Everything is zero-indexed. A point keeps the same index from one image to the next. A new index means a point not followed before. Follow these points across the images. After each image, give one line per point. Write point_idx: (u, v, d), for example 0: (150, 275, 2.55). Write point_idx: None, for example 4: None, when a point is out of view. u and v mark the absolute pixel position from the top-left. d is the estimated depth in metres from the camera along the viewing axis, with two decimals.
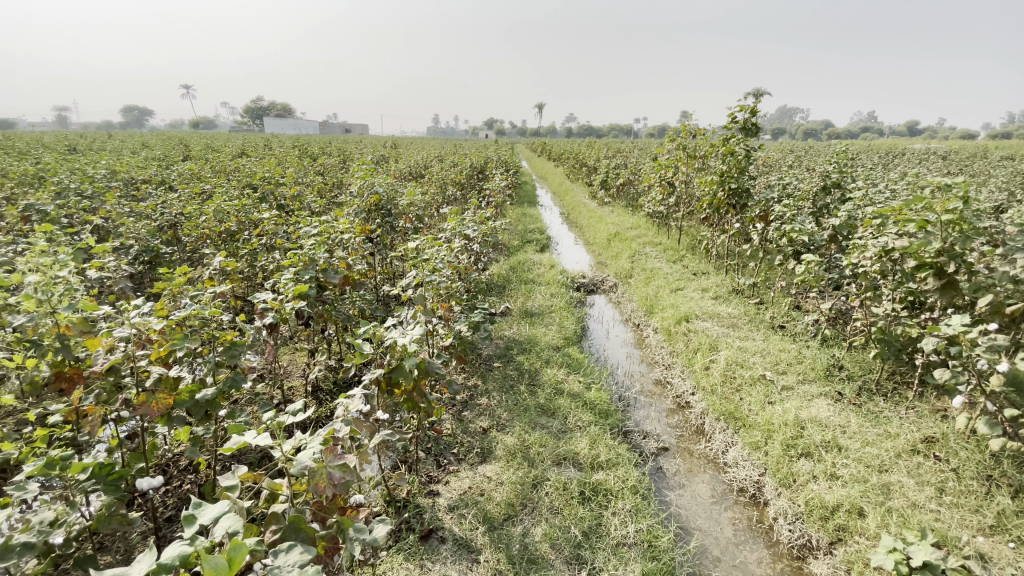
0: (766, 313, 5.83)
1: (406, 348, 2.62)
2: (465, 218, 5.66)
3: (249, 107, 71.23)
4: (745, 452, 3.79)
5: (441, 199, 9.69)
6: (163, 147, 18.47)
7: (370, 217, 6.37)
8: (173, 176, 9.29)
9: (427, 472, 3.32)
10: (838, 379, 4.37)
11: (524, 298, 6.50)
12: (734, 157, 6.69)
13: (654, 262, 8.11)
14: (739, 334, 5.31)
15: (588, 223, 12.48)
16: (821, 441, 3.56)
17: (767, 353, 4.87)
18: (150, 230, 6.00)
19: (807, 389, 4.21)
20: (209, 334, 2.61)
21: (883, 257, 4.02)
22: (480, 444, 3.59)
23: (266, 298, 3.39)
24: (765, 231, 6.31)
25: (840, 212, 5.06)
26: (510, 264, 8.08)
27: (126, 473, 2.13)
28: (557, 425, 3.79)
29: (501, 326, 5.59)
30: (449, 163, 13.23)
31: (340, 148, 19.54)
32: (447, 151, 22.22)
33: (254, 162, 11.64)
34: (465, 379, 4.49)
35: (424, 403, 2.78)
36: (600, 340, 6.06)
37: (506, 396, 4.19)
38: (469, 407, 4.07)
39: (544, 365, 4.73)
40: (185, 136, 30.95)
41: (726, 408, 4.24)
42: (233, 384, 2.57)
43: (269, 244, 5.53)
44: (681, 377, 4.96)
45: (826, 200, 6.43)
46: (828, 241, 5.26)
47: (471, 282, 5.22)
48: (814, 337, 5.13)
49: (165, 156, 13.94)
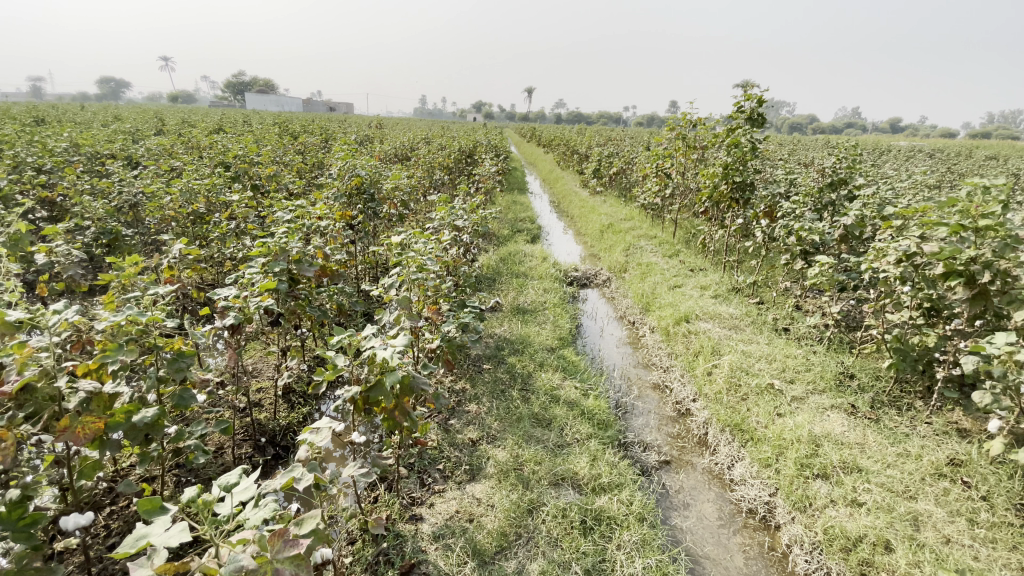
0: (768, 314, 5.57)
1: (387, 362, 2.25)
2: (454, 207, 5.25)
3: (229, 81, 68.89)
4: (754, 469, 3.52)
5: (427, 184, 9.23)
6: (134, 119, 17.54)
7: (351, 201, 5.93)
8: (141, 151, 8.66)
9: (410, 493, 2.97)
10: (849, 390, 4.12)
11: (514, 293, 6.15)
12: (739, 149, 6.36)
13: (650, 256, 7.81)
14: (742, 336, 5.05)
15: (580, 213, 12.12)
16: (839, 462, 3.31)
17: (772, 359, 4.60)
18: (109, 210, 5.49)
19: (819, 401, 3.96)
20: (151, 342, 2.17)
21: (905, 261, 3.75)
22: (468, 460, 3.24)
23: (228, 293, 2.98)
24: (769, 227, 6.03)
25: (853, 211, 4.78)
26: (500, 255, 7.71)
27: (44, 515, 1.74)
28: (554, 439, 3.47)
29: (491, 323, 5.24)
30: (437, 145, 12.72)
31: (324, 128, 18.81)
32: (435, 133, 21.58)
33: (229, 139, 11.00)
34: (453, 382, 4.14)
35: (408, 423, 2.42)
36: (594, 339, 5.75)
37: (497, 403, 3.87)
38: (456, 415, 3.73)
39: (537, 369, 4.40)
40: (159, 108, 29.62)
41: (731, 419, 3.97)
42: (180, 402, 2.20)
43: (240, 229, 5.07)
44: (681, 382, 4.67)
45: (831, 197, 6.16)
46: (839, 240, 4.99)
47: (460, 276, 4.84)
48: (821, 342, 4.87)
49: (137, 131, 13.20)
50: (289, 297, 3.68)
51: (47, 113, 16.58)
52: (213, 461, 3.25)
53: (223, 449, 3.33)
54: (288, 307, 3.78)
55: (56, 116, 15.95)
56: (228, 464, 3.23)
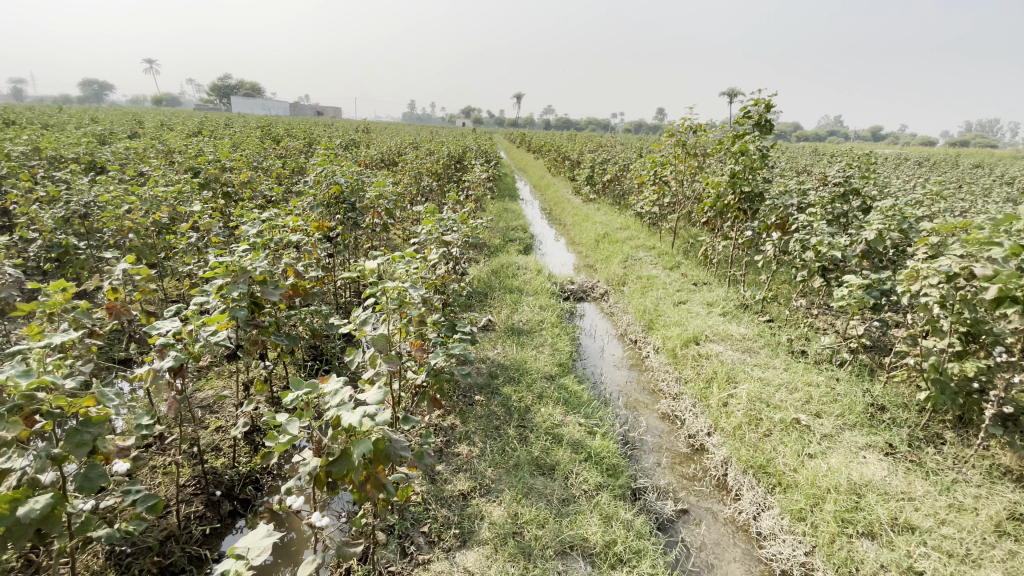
0: (781, 334, 5.16)
1: (358, 428, 1.78)
2: (443, 219, 4.78)
3: (214, 85, 67.84)
4: (785, 521, 3.08)
5: (415, 191, 8.75)
6: (109, 121, 16.74)
7: (329, 211, 5.43)
8: (106, 155, 8.05)
9: (387, 565, 2.49)
10: (881, 426, 3.72)
11: (508, 311, 5.67)
12: (747, 157, 5.94)
13: (649, 269, 7.39)
14: (758, 360, 4.62)
15: (573, 221, 11.71)
16: (888, 519, 2.90)
17: (793, 387, 4.18)
18: (58, 221, 4.94)
19: (851, 439, 3.55)
20: (46, 408, 1.66)
21: (947, 283, 3.38)
22: (459, 519, 2.76)
23: (170, 326, 2.50)
24: (781, 240, 5.64)
25: (876, 225, 4.41)
26: (491, 267, 7.25)
27: None
28: (559, 492, 3.00)
29: (483, 346, 4.77)
30: (426, 150, 12.22)
31: (309, 132, 18.20)
32: (422, 138, 21.11)
33: (204, 142, 10.42)
34: (441, 418, 3.67)
35: (383, 495, 1.97)
36: (594, 361, 5.30)
37: (491, 445, 3.40)
38: (445, 460, 3.26)
39: (537, 402, 3.92)
40: (138, 111, 28.64)
41: (755, 459, 3.54)
42: (85, 483, 1.71)
43: (203, 243, 4.55)
44: (692, 413, 4.24)
45: (844, 209, 5.81)
46: (861, 256, 4.60)
47: (449, 294, 4.37)
48: (842, 368, 4.48)
49: (110, 134, 12.53)
50: (248, 325, 3.19)
51: (16, 115, 15.83)
52: (155, 523, 2.74)
53: (170, 507, 2.84)
54: (250, 336, 3.28)
55: (24, 117, 15.27)
56: (173, 528, 2.73)
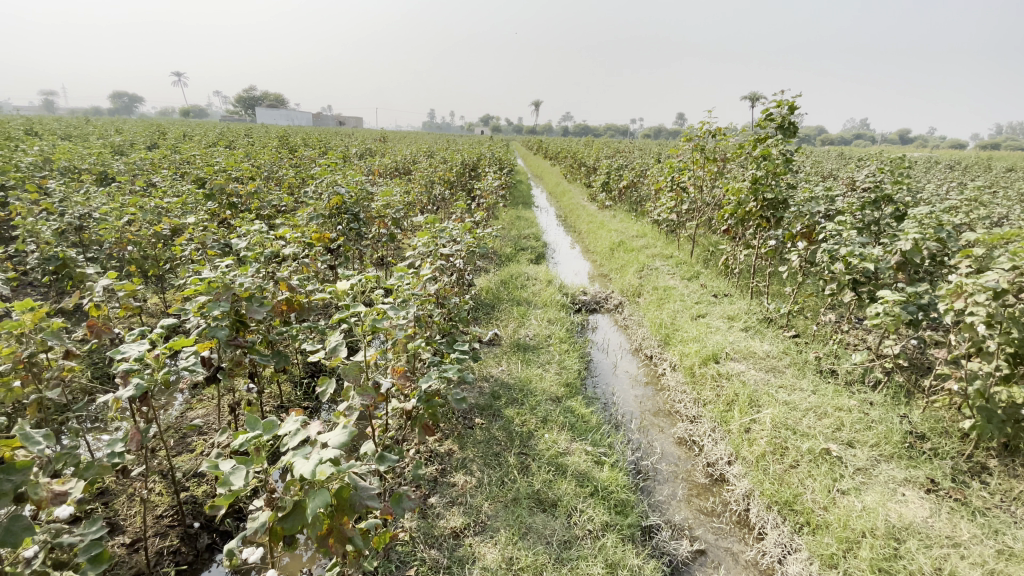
0: (809, 351, 4.79)
1: (313, 480, 1.55)
2: (445, 230, 4.55)
3: (239, 97, 69.55)
4: (814, 568, 2.75)
5: (425, 200, 8.59)
6: (133, 132, 17.10)
7: (331, 222, 5.27)
8: (120, 166, 8.09)
9: None
10: (922, 457, 3.36)
11: (514, 325, 5.42)
12: (769, 162, 5.59)
13: (666, 279, 7.07)
14: (783, 381, 4.27)
15: (589, 229, 11.41)
16: (933, 570, 2.54)
17: (822, 412, 3.83)
18: (59, 234, 4.88)
19: (888, 473, 3.19)
20: None
21: (996, 301, 3.02)
22: (448, 563, 2.51)
23: (136, 350, 2.28)
24: (806, 250, 5.27)
25: (912, 235, 4.04)
26: (500, 278, 7.01)
27: None
28: (558, 533, 2.73)
29: (486, 363, 4.52)
30: (439, 158, 12.10)
31: (325, 141, 18.30)
32: (438, 146, 21.09)
33: (217, 152, 10.45)
34: (437, 444, 3.43)
35: (349, 551, 1.73)
36: (606, 378, 5.01)
37: (489, 475, 3.15)
38: (438, 492, 3.01)
39: (541, 427, 3.65)
40: (165, 122, 29.37)
41: (780, 494, 3.21)
42: (7, 538, 1.52)
43: (198, 257, 4.41)
44: (711, 439, 3.92)
45: (875, 216, 5.42)
46: (896, 268, 4.23)
47: (450, 309, 4.14)
48: (876, 390, 4.10)
49: (130, 145, 12.70)
50: (229, 345, 3.00)
51: (43, 128, 16.26)
52: (124, 560, 2.56)
53: (141, 542, 2.65)
54: (232, 356, 3.09)
55: (49, 129, 15.68)
56: (142, 566, 2.54)
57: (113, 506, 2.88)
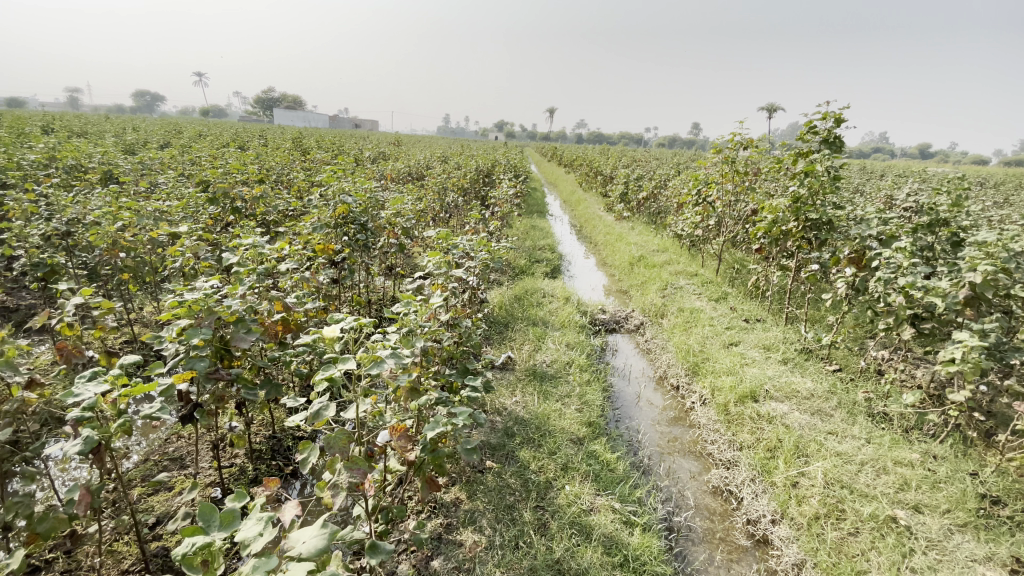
0: (857, 390, 4.32)
1: None
2: (458, 246, 4.16)
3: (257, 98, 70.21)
4: None
5: (438, 207, 8.22)
6: (147, 129, 16.97)
7: (336, 232, 4.89)
8: (126, 164, 7.80)
9: None
10: (1005, 529, 2.88)
11: (530, 348, 5.01)
12: (814, 179, 5.12)
13: (692, 300, 6.62)
14: (832, 427, 3.81)
15: (606, 241, 10.97)
16: None
17: (880, 467, 3.37)
18: (50, 239, 4.57)
19: (969, 550, 2.72)
20: None
21: None
22: None
23: (92, 394, 1.87)
24: (853, 277, 4.81)
25: (984, 267, 3.57)
26: (515, 293, 6.60)
27: None
28: None
29: (500, 393, 4.12)
30: (454, 164, 11.75)
31: (339, 143, 18.04)
32: (453, 151, 20.76)
33: (229, 153, 10.17)
34: (444, 492, 3.04)
35: None
36: (629, 412, 4.55)
37: (501, 535, 2.73)
38: (443, 554, 2.61)
39: (560, 476, 3.23)
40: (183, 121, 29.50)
41: (841, 570, 2.75)
42: None
43: (190, 270, 4.05)
44: (752, 492, 3.45)
45: (929, 241, 4.94)
46: (964, 303, 3.74)
47: (462, 335, 3.74)
48: (939, 442, 3.63)
49: (143, 144, 12.49)
50: (208, 378, 2.61)
51: (61, 123, 16.21)
52: None
53: None
54: (214, 390, 2.71)
55: (67, 126, 15.57)
56: None
57: (76, 556, 2.52)
